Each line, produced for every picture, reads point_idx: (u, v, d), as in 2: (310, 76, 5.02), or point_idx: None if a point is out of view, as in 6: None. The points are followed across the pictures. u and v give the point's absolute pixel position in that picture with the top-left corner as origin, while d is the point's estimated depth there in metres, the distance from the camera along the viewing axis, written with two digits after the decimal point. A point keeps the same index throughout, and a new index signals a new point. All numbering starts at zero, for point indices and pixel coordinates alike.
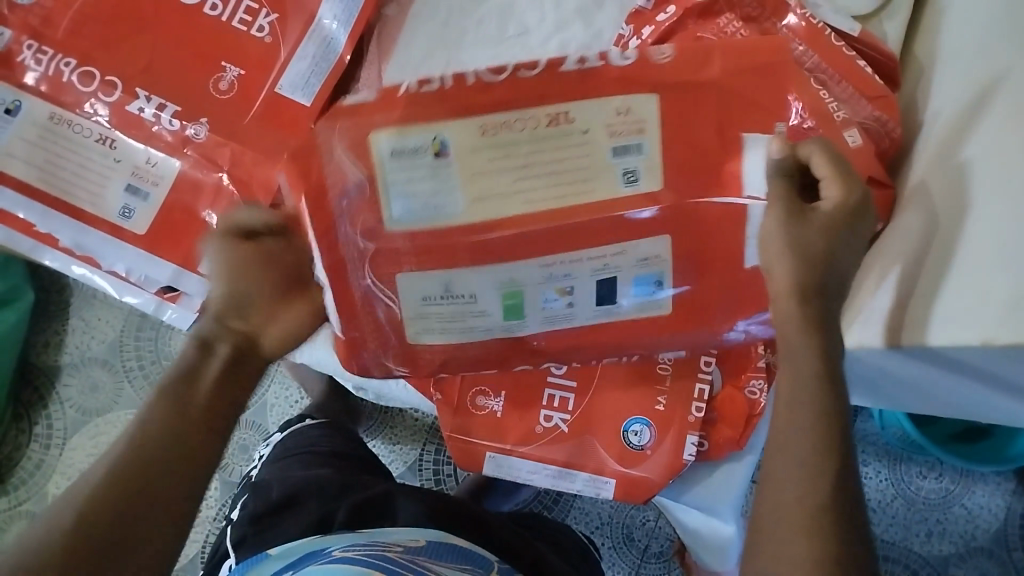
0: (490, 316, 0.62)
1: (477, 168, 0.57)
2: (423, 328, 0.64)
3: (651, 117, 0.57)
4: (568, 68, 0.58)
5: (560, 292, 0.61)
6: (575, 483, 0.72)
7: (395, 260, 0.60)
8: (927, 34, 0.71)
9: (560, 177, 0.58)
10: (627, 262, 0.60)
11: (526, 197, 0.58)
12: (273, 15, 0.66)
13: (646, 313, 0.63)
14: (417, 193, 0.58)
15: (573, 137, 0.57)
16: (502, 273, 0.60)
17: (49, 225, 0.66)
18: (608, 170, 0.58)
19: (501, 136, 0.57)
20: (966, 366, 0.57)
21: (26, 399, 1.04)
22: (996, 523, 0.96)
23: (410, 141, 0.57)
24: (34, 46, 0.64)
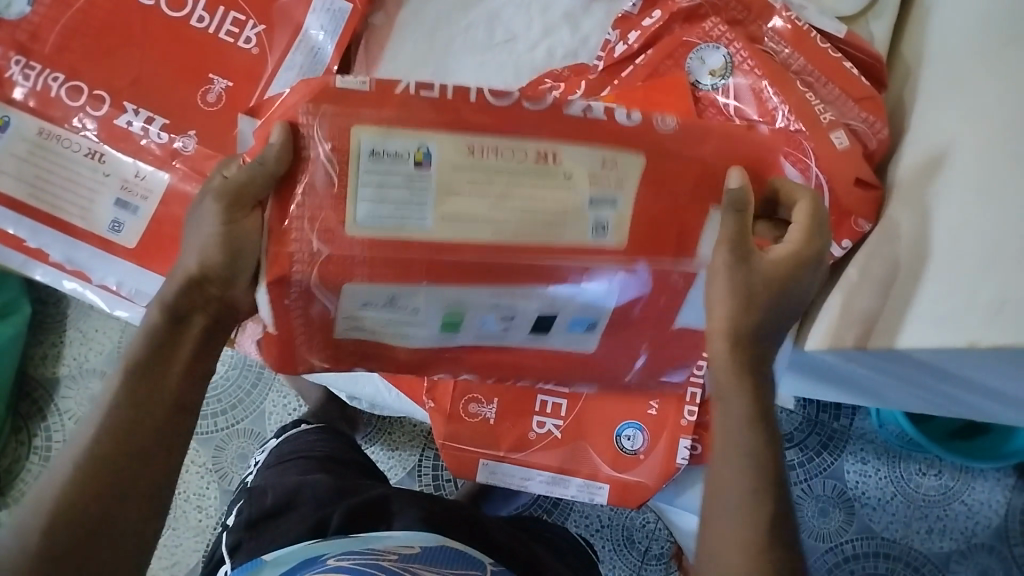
0: (427, 325, 0.51)
1: (449, 190, 0.46)
2: (354, 328, 0.50)
3: (633, 179, 0.48)
4: (572, 113, 0.47)
5: (500, 318, 0.51)
6: (568, 490, 0.66)
7: (346, 268, 0.47)
8: (915, 31, 0.63)
9: (530, 215, 0.47)
10: (569, 305, 0.51)
11: (493, 228, 0.47)
12: (260, 26, 0.65)
13: (569, 347, 0.55)
14: (385, 201, 0.45)
15: (553, 179, 0.47)
16: (449, 291, 0.49)
17: (40, 241, 0.64)
18: (579, 217, 0.47)
19: (483, 160, 0.46)
20: (949, 373, 0.55)
21: (25, 412, 1.02)
22: (996, 518, 0.90)
23: (392, 144, 0.45)
24: (21, 61, 0.62)
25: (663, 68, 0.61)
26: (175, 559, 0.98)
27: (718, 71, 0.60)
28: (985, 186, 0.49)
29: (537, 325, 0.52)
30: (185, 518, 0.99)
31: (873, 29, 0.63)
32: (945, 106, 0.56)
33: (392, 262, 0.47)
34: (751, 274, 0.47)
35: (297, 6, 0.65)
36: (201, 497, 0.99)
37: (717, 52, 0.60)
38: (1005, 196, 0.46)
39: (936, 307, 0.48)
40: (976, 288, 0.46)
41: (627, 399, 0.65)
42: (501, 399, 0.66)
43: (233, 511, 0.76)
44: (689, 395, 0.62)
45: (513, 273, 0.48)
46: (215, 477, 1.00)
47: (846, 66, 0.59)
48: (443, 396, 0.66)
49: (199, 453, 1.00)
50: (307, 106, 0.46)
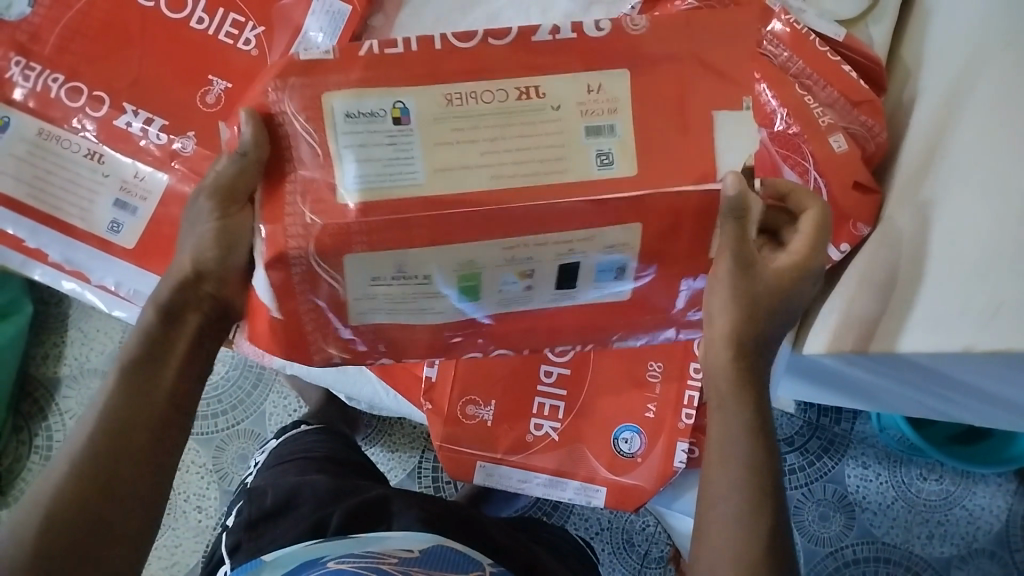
0: (444, 297, 0.48)
1: (435, 141, 0.45)
2: (369, 309, 0.48)
3: (624, 101, 0.46)
4: (541, 38, 0.46)
5: (521, 276, 0.48)
6: (565, 492, 0.66)
7: (345, 241, 0.45)
8: (915, 35, 0.63)
9: (529, 153, 0.45)
10: (591, 254, 0.47)
11: (494, 171, 0.45)
12: (259, 28, 0.65)
13: (608, 302, 0.51)
14: (370, 160, 0.44)
15: (541, 112, 0.45)
16: (459, 254, 0.46)
17: (39, 241, 0.64)
18: (580, 151, 0.45)
19: (465, 107, 0.45)
20: (949, 377, 0.54)
21: (26, 412, 1.02)
22: (998, 524, 0.90)
23: (368, 104, 0.44)
24: (21, 62, 0.62)
25: None
26: (175, 560, 0.98)
27: None
28: (983, 189, 0.49)
29: (561, 276, 0.48)
30: (185, 519, 0.99)
31: (872, 32, 0.63)
32: (943, 109, 0.56)
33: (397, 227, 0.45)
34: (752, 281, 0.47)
35: (296, 9, 0.65)
36: (201, 497, 0.99)
37: None
38: (1004, 198, 0.47)
39: (937, 309, 0.48)
40: (976, 290, 0.46)
41: (625, 401, 0.65)
42: (499, 401, 0.66)
43: (233, 511, 0.75)
44: (687, 397, 0.64)
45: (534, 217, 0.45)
46: (216, 478, 1.00)
47: (846, 70, 0.59)
48: (441, 398, 0.66)
49: (199, 454, 1.00)
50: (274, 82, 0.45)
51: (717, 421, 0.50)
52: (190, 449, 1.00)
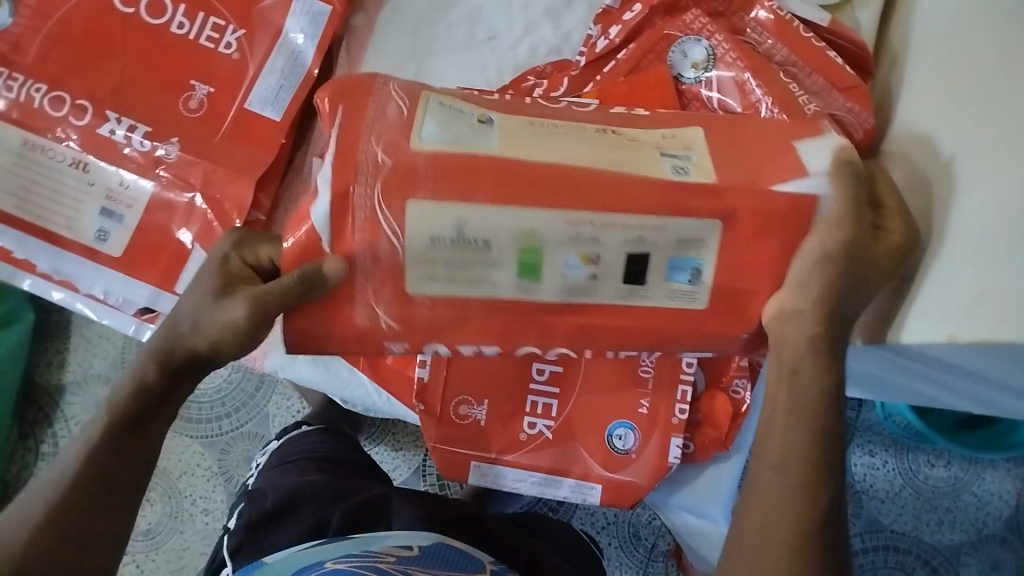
0: (500, 275, 0.45)
1: (512, 138, 0.46)
2: (425, 277, 0.45)
3: (698, 141, 0.48)
4: (618, 113, 0.51)
5: (585, 260, 0.45)
6: (561, 490, 0.66)
7: (410, 182, 0.43)
8: (903, 18, 0.62)
9: (603, 154, 0.46)
10: (662, 243, 0.45)
11: (563, 156, 0.45)
12: (240, 31, 0.65)
13: (676, 305, 0.47)
14: (451, 128, 0.45)
15: (620, 141, 0.47)
16: (520, 218, 0.44)
17: (27, 252, 0.64)
18: (656, 162, 0.46)
19: (551, 128, 0.47)
20: (952, 365, 0.53)
21: (31, 419, 1.03)
22: (1008, 509, 0.89)
23: (458, 106, 0.47)
24: (4, 73, 0.62)
25: (646, 61, 0.61)
26: (182, 563, 0.98)
27: (701, 63, 0.59)
28: (970, 176, 0.48)
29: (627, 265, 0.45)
30: (191, 522, 0.99)
31: (859, 16, 0.63)
32: (932, 90, 0.55)
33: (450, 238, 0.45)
34: (857, 253, 0.47)
35: (277, 10, 0.65)
36: (207, 499, 0.99)
37: (699, 44, 0.59)
38: (992, 185, 0.46)
39: (933, 298, 0.48)
40: (964, 278, 0.46)
41: (619, 396, 0.64)
42: (492, 399, 0.65)
43: (233, 514, 0.75)
44: (680, 392, 0.63)
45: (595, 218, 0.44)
46: (222, 480, 1.00)
47: (832, 56, 0.58)
48: (433, 400, 0.65)
49: (205, 456, 1.00)
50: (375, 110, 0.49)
51: (784, 386, 0.50)
52: (195, 452, 1.01)
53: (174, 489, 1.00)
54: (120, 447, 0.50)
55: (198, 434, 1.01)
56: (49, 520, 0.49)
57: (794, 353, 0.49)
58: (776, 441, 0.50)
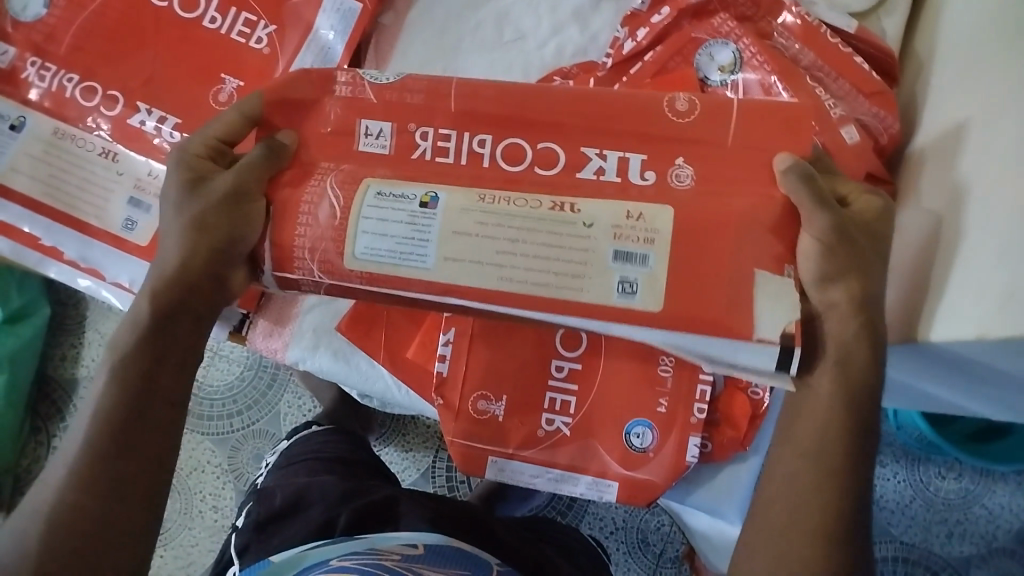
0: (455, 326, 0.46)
1: (452, 231, 0.46)
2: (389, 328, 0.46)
3: (664, 230, 0.45)
4: (585, 175, 0.48)
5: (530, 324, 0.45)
6: (577, 487, 0.66)
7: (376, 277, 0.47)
8: (928, 27, 0.63)
9: (547, 262, 0.45)
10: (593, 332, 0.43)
11: (506, 274, 0.46)
12: (271, 27, 0.66)
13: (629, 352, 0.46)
14: (387, 237, 0.47)
15: (572, 225, 0.45)
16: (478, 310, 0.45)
17: (54, 239, 0.64)
18: (605, 273, 0.45)
19: (495, 207, 0.46)
20: (976, 367, 0.54)
21: (44, 411, 1.03)
22: (1018, 522, 0.89)
23: (401, 188, 0.47)
24: (37, 62, 0.64)
25: (672, 63, 0.62)
26: (191, 559, 0.98)
27: (727, 67, 0.60)
28: (996, 179, 0.49)
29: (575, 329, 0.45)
30: (201, 518, 0.99)
31: (884, 25, 0.63)
32: (958, 96, 0.55)
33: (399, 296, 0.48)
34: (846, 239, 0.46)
35: (307, 7, 0.66)
36: (216, 496, 1.00)
37: (727, 47, 0.60)
38: (1018, 183, 0.47)
39: (955, 297, 0.49)
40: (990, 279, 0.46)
41: (635, 397, 0.64)
42: (512, 396, 0.66)
43: (243, 511, 0.75)
44: (698, 392, 0.63)
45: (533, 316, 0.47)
46: (231, 477, 1.00)
47: (858, 62, 0.59)
48: (452, 394, 0.66)
49: (215, 453, 1.01)
50: (329, 162, 0.49)
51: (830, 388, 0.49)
52: (206, 448, 1.01)
53: (184, 485, 1.00)
54: (138, 433, 0.50)
55: (210, 430, 1.02)
56: (62, 506, 0.48)
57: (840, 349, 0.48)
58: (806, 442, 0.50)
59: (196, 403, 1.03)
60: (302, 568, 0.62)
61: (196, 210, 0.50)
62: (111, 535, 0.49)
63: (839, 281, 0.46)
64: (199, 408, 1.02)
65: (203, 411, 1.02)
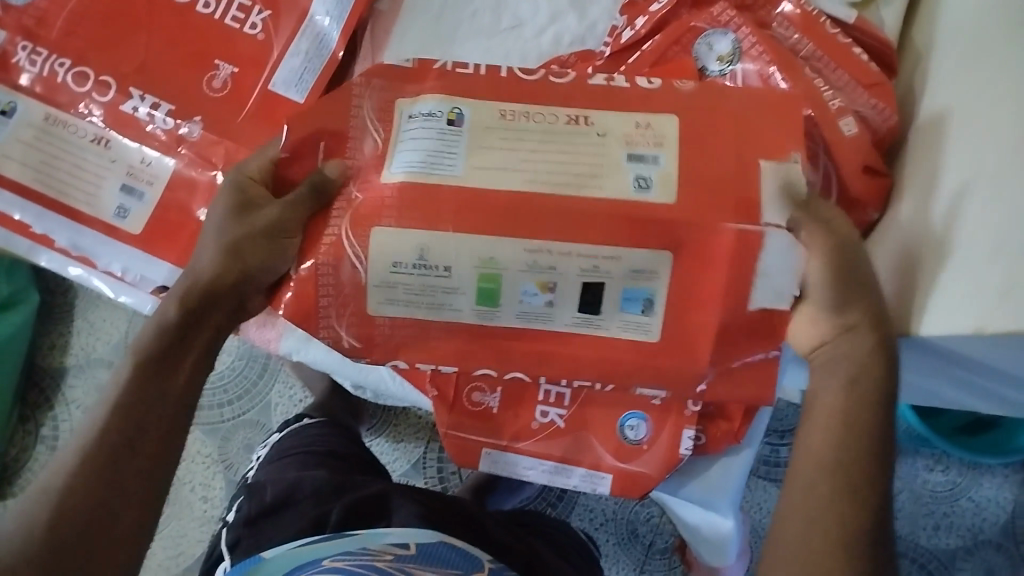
0: (461, 296, 0.53)
1: (480, 144, 0.53)
2: (386, 299, 0.54)
3: (670, 134, 0.52)
4: (595, 83, 0.55)
5: (541, 288, 0.52)
6: (571, 479, 0.67)
7: (377, 210, 0.52)
8: (926, 19, 0.63)
9: (566, 167, 0.52)
10: (617, 274, 0.52)
11: (528, 176, 0.52)
12: (266, 12, 0.65)
13: (629, 336, 0.54)
14: (420, 151, 0.53)
15: (586, 136, 0.52)
16: (479, 248, 0.52)
17: (44, 226, 0.64)
18: (619, 172, 0.52)
19: (515, 123, 0.53)
20: (967, 360, 0.54)
21: (32, 401, 1.02)
22: (1004, 515, 0.89)
23: (426, 106, 0.53)
24: (28, 47, 0.63)
25: (671, 53, 0.62)
26: (180, 550, 0.98)
27: (726, 56, 0.60)
28: (996, 173, 0.48)
29: (584, 294, 0.52)
30: (190, 509, 0.99)
31: (883, 15, 0.63)
32: (957, 89, 0.55)
33: (421, 203, 0.52)
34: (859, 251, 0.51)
35: None
36: (206, 487, 0.99)
37: (726, 37, 0.60)
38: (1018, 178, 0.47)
39: (947, 290, 0.49)
40: (988, 274, 0.46)
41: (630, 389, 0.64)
42: (506, 388, 0.65)
43: (233, 506, 0.74)
44: None
45: (580, 222, 0.51)
46: (221, 468, 0.99)
47: (856, 53, 0.59)
48: (447, 385, 0.65)
49: (205, 443, 1.00)
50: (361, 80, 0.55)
51: (840, 396, 0.51)
52: (196, 439, 1.00)
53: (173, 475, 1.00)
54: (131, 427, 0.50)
55: (199, 421, 1.01)
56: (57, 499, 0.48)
57: (855, 367, 0.50)
58: (816, 448, 0.50)
59: None
60: (292, 567, 0.61)
61: (231, 233, 0.53)
62: (103, 530, 0.48)
63: (850, 303, 0.50)
64: None
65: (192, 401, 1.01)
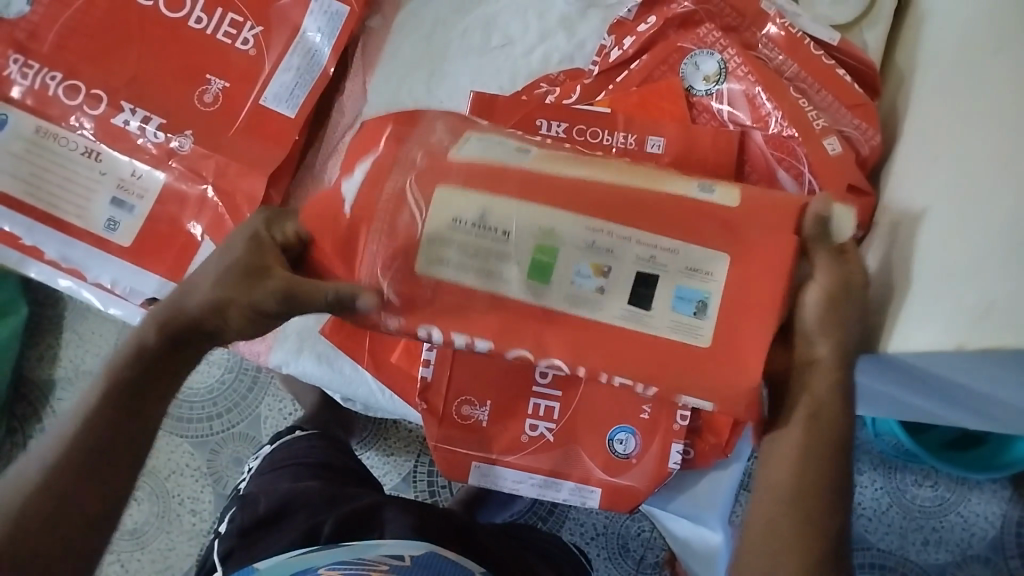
0: (513, 267, 0.45)
1: (549, 166, 0.48)
2: (438, 257, 0.46)
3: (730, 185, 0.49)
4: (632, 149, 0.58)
5: (596, 270, 0.45)
6: (560, 492, 0.67)
7: (444, 171, 0.47)
8: (909, 41, 0.64)
9: (626, 177, 0.47)
10: (670, 268, 0.45)
11: (596, 176, 0.47)
12: (257, 28, 0.66)
13: (678, 338, 0.45)
14: (487, 148, 0.49)
15: (639, 171, 0.50)
16: (544, 215, 0.45)
17: (35, 238, 0.64)
18: (681, 184, 0.48)
19: (574, 156, 0.50)
20: (948, 378, 0.55)
21: (20, 413, 1.02)
22: (992, 530, 0.90)
23: (495, 138, 0.50)
24: (20, 60, 0.63)
25: (658, 73, 0.63)
26: (168, 564, 0.98)
27: (712, 76, 0.61)
28: (976, 189, 0.49)
29: (636, 280, 0.45)
30: (179, 522, 0.98)
31: (866, 37, 0.64)
32: (940, 108, 0.56)
33: (490, 168, 0.47)
34: (849, 295, 0.47)
35: (294, 8, 0.66)
36: (195, 501, 0.99)
37: (712, 58, 0.61)
38: (997, 192, 0.47)
39: (926, 305, 0.49)
40: (967, 288, 0.46)
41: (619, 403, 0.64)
42: (495, 401, 0.66)
43: (225, 517, 0.74)
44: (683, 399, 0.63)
45: (633, 206, 0.45)
46: (210, 481, 0.99)
47: (840, 74, 0.60)
48: (436, 399, 0.66)
49: (194, 457, 1.00)
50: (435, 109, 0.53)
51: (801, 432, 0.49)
52: (185, 452, 1.00)
53: (162, 488, 1.00)
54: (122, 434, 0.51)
55: (188, 433, 1.01)
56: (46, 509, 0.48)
57: (812, 399, 0.49)
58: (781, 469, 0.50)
59: (175, 406, 1.02)
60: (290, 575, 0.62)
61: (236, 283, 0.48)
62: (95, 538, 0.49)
63: (822, 339, 0.48)
64: (179, 411, 1.01)
65: (183, 414, 1.01)
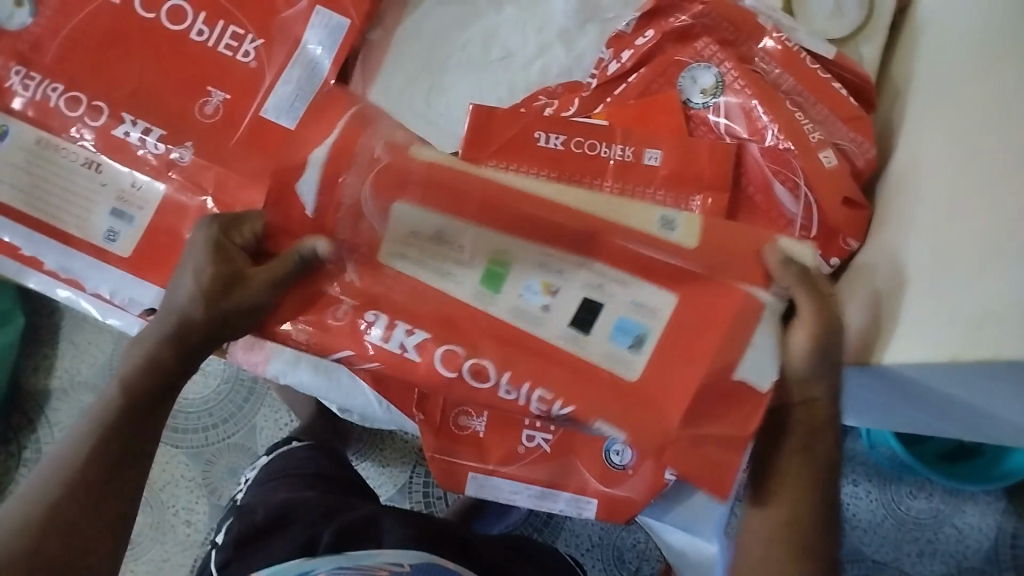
0: (464, 274, 0.54)
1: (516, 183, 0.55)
2: (398, 254, 0.54)
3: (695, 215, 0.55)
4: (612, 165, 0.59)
5: (545, 288, 0.53)
6: (557, 504, 0.67)
7: (400, 182, 0.54)
8: (904, 55, 0.65)
9: (593, 204, 0.55)
10: (618, 301, 0.52)
11: (556, 197, 0.55)
12: (258, 40, 0.66)
13: (612, 367, 0.52)
14: (450, 161, 0.56)
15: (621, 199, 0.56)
16: (496, 234, 0.53)
17: (34, 248, 0.65)
18: (645, 216, 0.54)
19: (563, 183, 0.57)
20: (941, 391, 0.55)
21: (15, 424, 1.01)
22: (987, 542, 0.90)
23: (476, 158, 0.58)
24: (22, 71, 0.64)
25: (655, 86, 0.63)
26: (162, 574, 0.97)
27: (709, 89, 0.62)
28: (969, 203, 0.49)
29: (581, 307, 0.53)
30: (173, 533, 0.98)
31: (863, 51, 0.65)
32: (934, 123, 0.57)
33: (448, 185, 0.54)
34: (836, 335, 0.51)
35: (296, 21, 0.66)
36: (189, 511, 0.99)
37: (709, 71, 0.62)
38: (991, 207, 0.47)
39: (921, 317, 0.49)
40: (963, 302, 0.46)
41: None
42: (491, 414, 0.66)
43: (223, 528, 0.74)
44: None
45: (593, 241, 0.53)
46: (205, 492, 0.99)
47: (834, 87, 0.61)
48: (434, 409, 0.66)
49: (189, 467, 1.00)
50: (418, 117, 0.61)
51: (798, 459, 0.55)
52: (179, 462, 1.00)
53: (157, 499, 0.99)
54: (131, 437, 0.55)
55: (185, 443, 1.00)
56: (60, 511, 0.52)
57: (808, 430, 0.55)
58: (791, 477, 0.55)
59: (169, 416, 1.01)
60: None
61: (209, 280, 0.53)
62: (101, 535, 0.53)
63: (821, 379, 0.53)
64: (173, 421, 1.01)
65: (177, 424, 1.01)
